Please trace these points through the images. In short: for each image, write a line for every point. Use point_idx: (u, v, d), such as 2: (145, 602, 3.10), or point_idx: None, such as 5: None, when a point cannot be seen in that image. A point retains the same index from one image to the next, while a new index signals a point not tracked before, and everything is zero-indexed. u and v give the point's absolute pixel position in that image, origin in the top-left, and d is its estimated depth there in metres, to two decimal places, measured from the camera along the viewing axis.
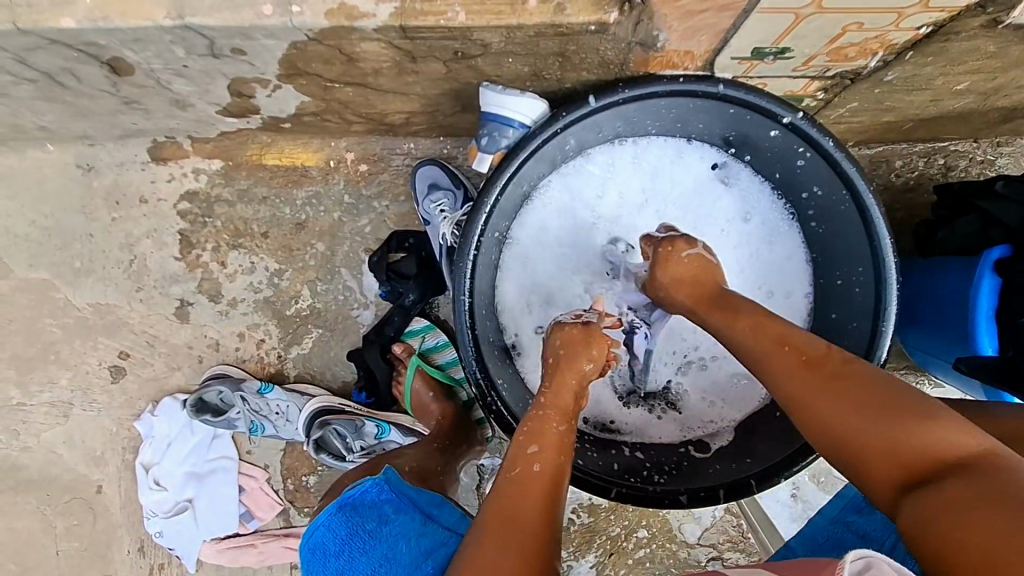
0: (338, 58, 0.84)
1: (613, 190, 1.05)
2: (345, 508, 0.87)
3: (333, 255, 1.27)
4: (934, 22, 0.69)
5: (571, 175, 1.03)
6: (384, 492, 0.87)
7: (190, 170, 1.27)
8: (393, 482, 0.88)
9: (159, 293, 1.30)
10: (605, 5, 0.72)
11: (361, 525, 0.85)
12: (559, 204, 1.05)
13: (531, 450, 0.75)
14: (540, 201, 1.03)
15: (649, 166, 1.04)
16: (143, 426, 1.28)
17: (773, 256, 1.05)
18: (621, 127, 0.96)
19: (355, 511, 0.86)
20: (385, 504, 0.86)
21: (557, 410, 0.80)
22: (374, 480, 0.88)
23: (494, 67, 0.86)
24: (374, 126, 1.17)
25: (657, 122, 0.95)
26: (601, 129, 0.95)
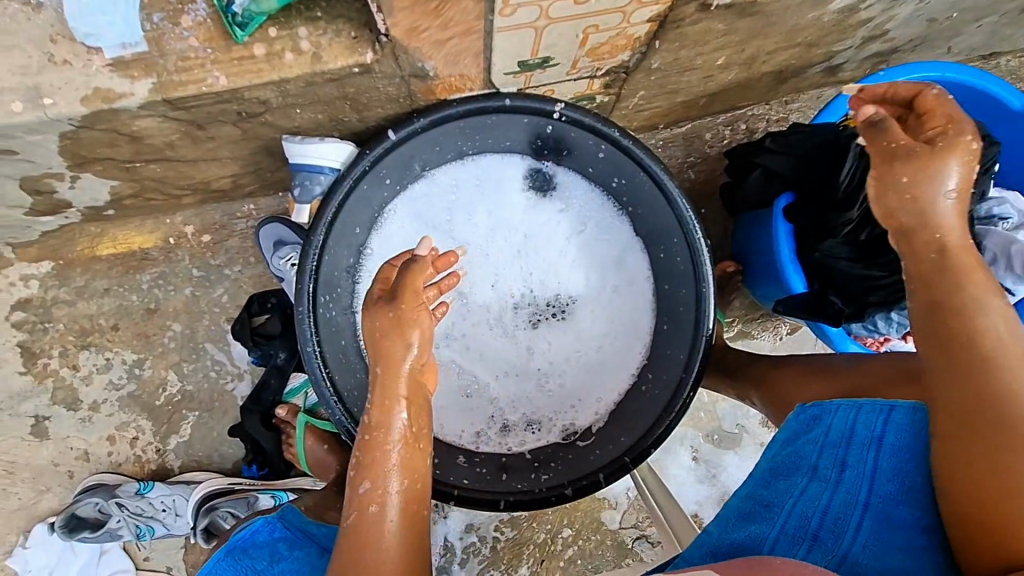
0: (121, 139, 0.82)
1: (454, 212, 1.08)
2: (232, 552, 0.92)
3: (194, 333, 1.23)
4: (658, 13, 0.77)
5: (410, 203, 1.06)
6: (276, 529, 0.93)
7: (17, 278, 1.19)
8: (287, 520, 0.95)
9: (8, 414, 1.21)
10: (359, 47, 0.74)
11: (252, 564, 0.91)
12: (403, 234, 1.07)
13: (365, 489, 0.77)
14: (379, 237, 1.05)
15: (482, 185, 1.08)
16: (16, 562, 1.18)
17: (613, 251, 1.09)
18: (435, 154, 1.00)
19: (244, 553, 0.92)
20: (276, 542, 0.92)
21: (400, 440, 0.78)
22: (266, 520, 0.94)
23: (287, 119, 0.87)
24: (204, 196, 1.14)
25: (468, 142, 1.00)
26: (416, 159, 0.99)
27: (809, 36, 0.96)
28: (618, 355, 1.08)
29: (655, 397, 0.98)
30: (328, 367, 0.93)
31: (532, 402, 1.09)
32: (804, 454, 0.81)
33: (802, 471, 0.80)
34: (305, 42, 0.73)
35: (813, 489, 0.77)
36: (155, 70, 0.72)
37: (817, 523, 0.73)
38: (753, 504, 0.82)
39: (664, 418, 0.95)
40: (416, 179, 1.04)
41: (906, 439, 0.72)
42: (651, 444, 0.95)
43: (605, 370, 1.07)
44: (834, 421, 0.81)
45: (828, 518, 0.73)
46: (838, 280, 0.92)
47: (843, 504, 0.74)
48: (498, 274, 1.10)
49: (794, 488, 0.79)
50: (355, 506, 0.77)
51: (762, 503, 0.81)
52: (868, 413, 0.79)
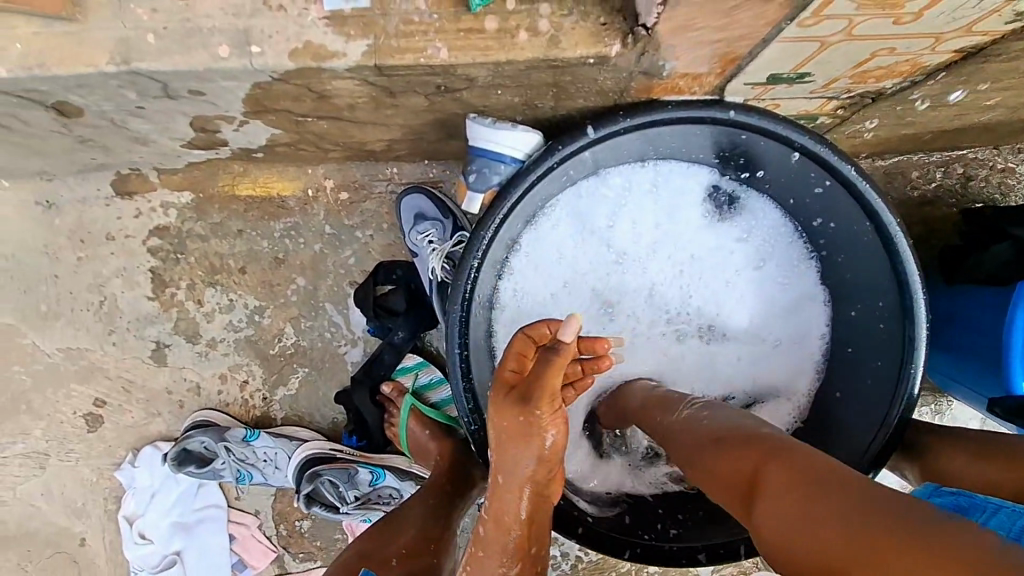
0: (308, 95, 0.76)
1: (620, 217, 0.96)
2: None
3: (317, 290, 1.19)
4: (973, 45, 0.62)
5: (576, 201, 0.94)
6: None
7: (158, 204, 1.19)
8: None
9: (133, 335, 1.22)
10: (605, 36, 0.63)
11: None
12: (556, 234, 0.96)
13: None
14: (535, 232, 0.94)
15: (658, 194, 0.96)
16: (123, 477, 1.21)
17: (784, 296, 0.98)
18: (623, 155, 0.88)
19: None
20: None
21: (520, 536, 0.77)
22: None
23: (481, 98, 0.77)
24: (354, 153, 1.08)
25: (662, 148, 0.88)
26: (603, 158, 0.87)
27: None
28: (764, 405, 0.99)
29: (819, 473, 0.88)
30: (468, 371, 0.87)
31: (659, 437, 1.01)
32: None
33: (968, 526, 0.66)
34: (544, 23, 0.63)
35: None
36: (373, 32, 0.64)
37: None
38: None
39: None
40: (591, 176, 0.91)
41: None
42: None
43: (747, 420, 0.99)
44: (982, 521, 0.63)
45: None
46: None
47: None
48: (652, 294, 1.00)
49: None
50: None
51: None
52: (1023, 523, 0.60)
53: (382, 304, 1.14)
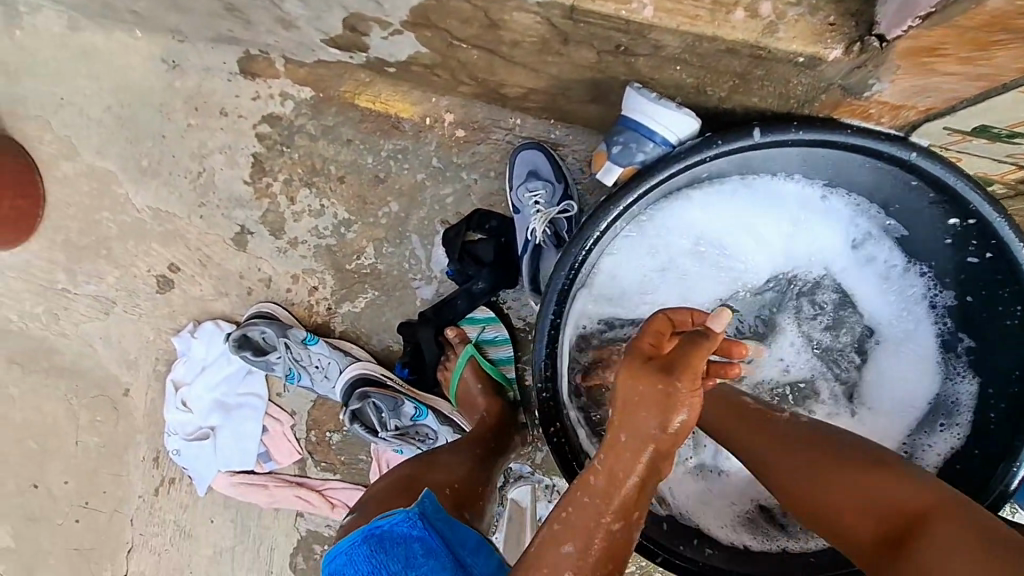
0: (479, 20, 0.73)
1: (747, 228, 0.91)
2: (370, 540, 0.71)
3: (406, 219, 1.18)
4: None
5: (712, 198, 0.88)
6: (416, 528, 0.72)
7: (277, 93, 1.18)
8: (428, 515, 0.73)
9: (221, 213, 1.24)
10: (829, 38, 0.59)
11: (385, 564, 0.70)
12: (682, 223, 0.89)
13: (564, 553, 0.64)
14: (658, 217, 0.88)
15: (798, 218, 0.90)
16: (180, 344, 1.25)
17: (896, 364, 0.91)
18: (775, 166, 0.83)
19: (380, 547, 0.71)
20: (417, 544, 0.71)
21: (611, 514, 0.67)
22: (406, 512, 0.73)
23: (654, 70, 0.73)
24: (484, 92, 1.05)
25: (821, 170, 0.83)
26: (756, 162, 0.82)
27: None
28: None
29: None
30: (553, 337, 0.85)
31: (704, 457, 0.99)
32: None
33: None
34: (767, 6, 0.59)
35: None
36: None
37: None
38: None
39: None
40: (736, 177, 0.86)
41: None
42: None
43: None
44: None
45: None
46: None
47: None
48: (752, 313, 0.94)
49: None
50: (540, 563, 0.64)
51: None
52: None
53: (468, 251, 1.13)
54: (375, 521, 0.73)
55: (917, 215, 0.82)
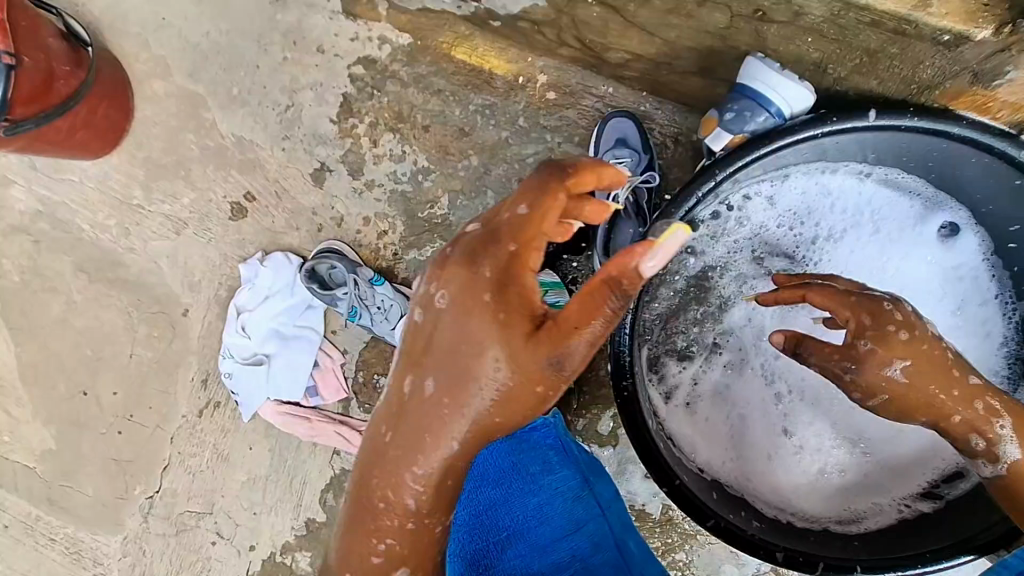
0: None
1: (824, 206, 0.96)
2: (515, 442, 0.94)
3: (485, 174, 1.21)
4: None
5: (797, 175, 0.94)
6: (550, 435, 0.96)
7: (376, 36, 1.21)
8: (557, 428, 0.97)
9: (303, 148, 1.27)
10: (979, 17, 0.62)
11: (528, 463, 0.92)
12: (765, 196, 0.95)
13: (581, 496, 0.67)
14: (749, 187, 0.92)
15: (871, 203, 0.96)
16: (248, 270, 1.28)
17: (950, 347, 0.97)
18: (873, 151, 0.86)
19: (520, 449, 0.94)
20: (549, 450, 0.94)
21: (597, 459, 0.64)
22: (542, 421, 0.96)
23: (781, 40, 0.75)
24: (584, 57, 1.07)
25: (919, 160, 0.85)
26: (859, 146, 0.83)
27: None
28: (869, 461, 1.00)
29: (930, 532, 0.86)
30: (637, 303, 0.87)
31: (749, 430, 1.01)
32: None
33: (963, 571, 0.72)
34: None
35: None
36: None
37: None
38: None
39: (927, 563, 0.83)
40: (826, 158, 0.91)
41: None
42: None
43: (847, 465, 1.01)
44: None
45: None
46: None
47: None
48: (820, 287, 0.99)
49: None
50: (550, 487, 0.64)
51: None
52: None
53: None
54: (521, 428, 0.97)
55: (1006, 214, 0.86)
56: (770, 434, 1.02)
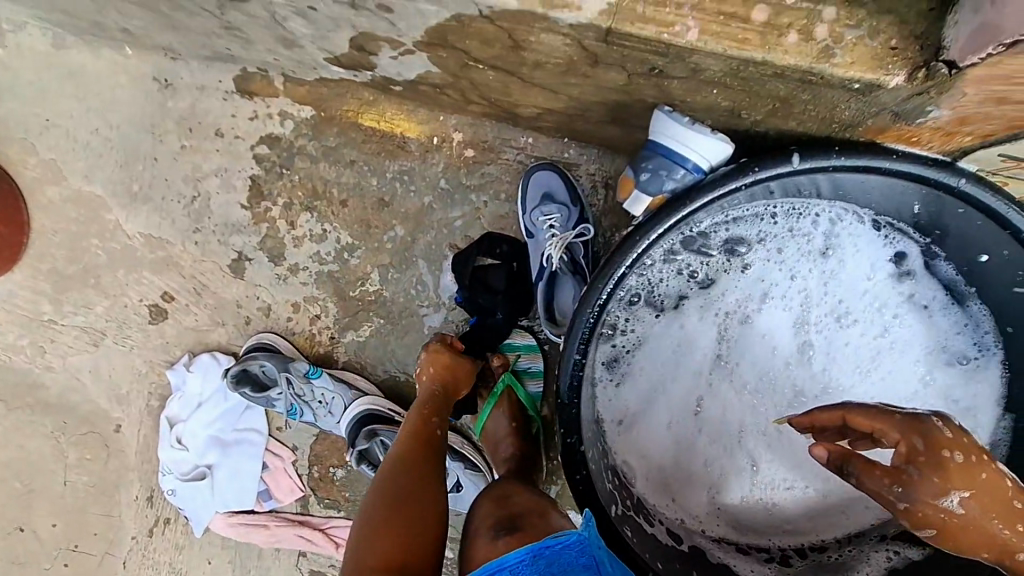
0: (501, 42, 0.67)
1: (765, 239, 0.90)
2: (540, 560, 0.67)
3: (413, 243, 1.13)
4: None
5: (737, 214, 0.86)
6: (584, 555, 0.69)
7: (276, 112, 1.12)
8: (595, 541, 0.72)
9: (216, 239, 1.17)
10: (890, 62, 0.54)
11: None
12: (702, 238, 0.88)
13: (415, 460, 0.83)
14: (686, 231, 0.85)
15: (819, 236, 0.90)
16: (175, 377, 1.18)
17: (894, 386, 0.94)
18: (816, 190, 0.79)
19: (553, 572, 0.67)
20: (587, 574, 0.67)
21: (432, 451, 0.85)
22: (579, 536, 0.71)
23: (687, 93, 0.68)
24: (495, 112, 1.00)
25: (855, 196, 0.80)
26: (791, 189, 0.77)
27: None
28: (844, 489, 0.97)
29: None
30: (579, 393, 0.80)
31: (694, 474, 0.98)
32: None
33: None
34: (822, 27, 0.54)
35: None
36: None
37: None
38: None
39: None
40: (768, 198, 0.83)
41: None
42: None
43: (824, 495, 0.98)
44: None
45: None
46: None
47: None
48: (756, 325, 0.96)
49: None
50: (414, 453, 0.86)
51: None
52: None
53: (479, 276, 1.09)
54: (543, 540, 0.70)
55: (964, 243, 0.79)
56: (737, 477, 0.99)
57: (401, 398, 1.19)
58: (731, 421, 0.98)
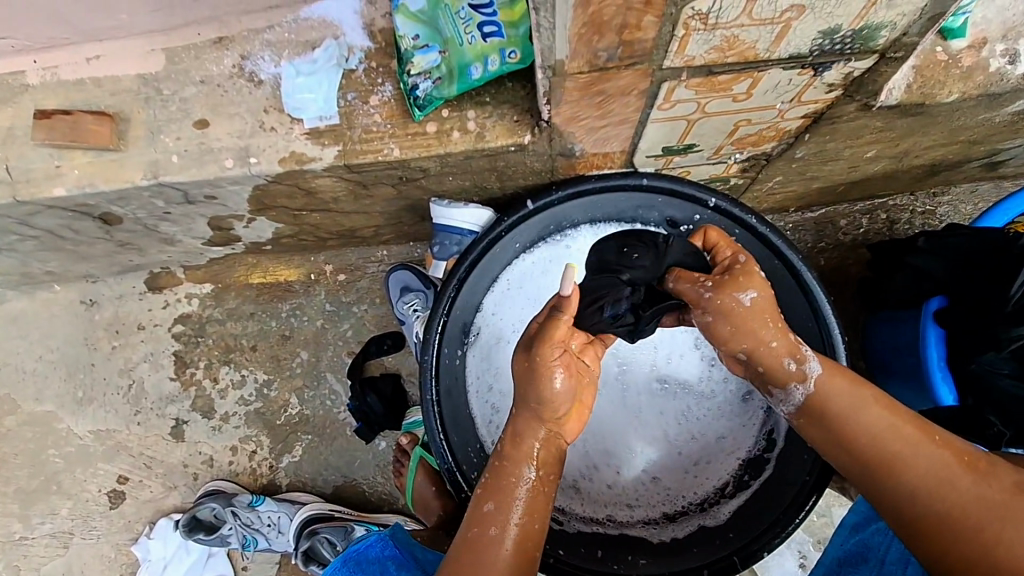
0: (298, 192, 0.94)
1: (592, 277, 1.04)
2: (349, 561, 1.03)
3: (318, 362, 1.33)
4: (814, 110, 0.77)
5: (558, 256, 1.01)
6: (388, 547, 1.02)
7: (183, 296, 1.36)
8: (395, 539, 1.04)
9: (155, 414, 1.36)
10: (519, 129, 0.81)
11: None
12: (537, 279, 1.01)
13: (487, 508, 0.76)
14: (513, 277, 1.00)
15: None
16: (140, 550, 1.31)
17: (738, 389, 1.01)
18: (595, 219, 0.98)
19: (358, 566, 1.01)
20: (387, 560, 1.00)
21: (528, 509, 0.77)
22: (378, 536, 1.04)
23: (438, 185, 0.95)
24: (348, 240, 1.26)
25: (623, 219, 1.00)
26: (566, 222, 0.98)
27: (973, 135, 0.92)
28: (707, 461, 1.02)
29: (772, 496, 0.96)
30: (440, 402, 0.98)
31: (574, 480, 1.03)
32: (873, 547, 0.88)
33: (870, 564, 0.88)
34: (472, 123, 0.81)
35: None
36: (343, 140, 0.83)
37: None
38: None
39: (784, 525, 0.93)
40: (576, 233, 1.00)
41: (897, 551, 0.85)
42: (763, 546, 0.93)
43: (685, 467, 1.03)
44: (885, 554, 0.86)
45: None
46: (995, 398, 0.87)
47: None
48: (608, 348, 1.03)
49: None
50: (473, 522, 0.76)
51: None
52: (880, 533, 0.88)
53: (369, 383, 1.30)
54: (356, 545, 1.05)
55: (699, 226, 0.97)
56: (610, 452, 1.04)
57: (346, 499, 1.33)
58: (606, 433, 1.04)
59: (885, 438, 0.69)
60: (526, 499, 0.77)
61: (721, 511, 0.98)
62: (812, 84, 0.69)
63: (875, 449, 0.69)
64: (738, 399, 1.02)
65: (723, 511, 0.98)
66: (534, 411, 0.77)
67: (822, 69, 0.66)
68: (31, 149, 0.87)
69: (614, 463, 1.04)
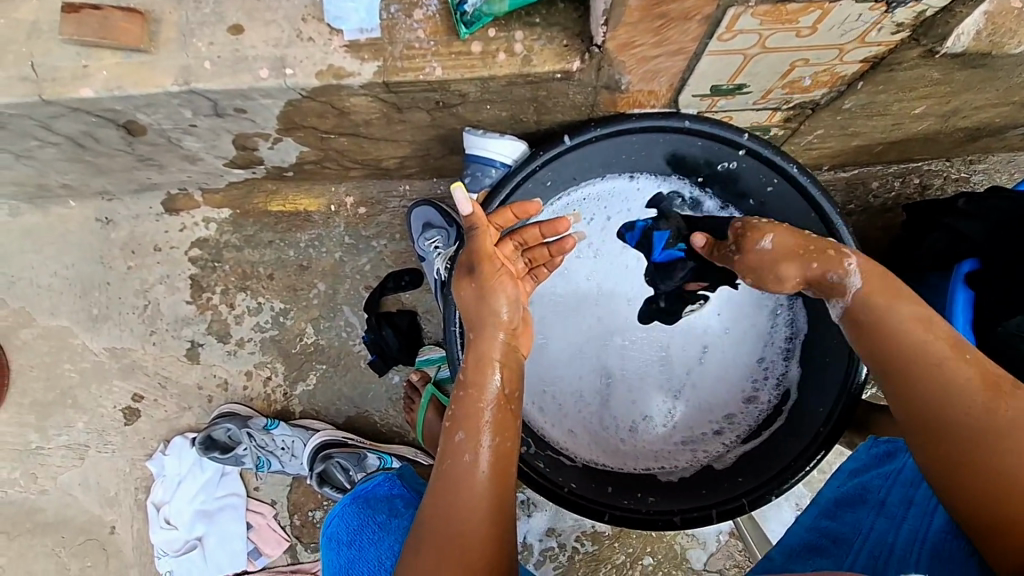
0: (331, 112, 0.91)
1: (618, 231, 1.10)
2: (357, 498, 1.06)
3: (336, 293, 1.33)
4: (875, 54, 0.75)
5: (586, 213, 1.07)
6: (395, 487, 1.07)
7: (200, 219, 1.35)
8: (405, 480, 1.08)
9: (171, 335, 1.36)
10: (568, 54, 0.78)
11: (373, 516, 1.03)
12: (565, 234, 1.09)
13: (458, 438, 0.76)
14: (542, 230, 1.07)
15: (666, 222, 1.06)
16: (155, 465, 1.34)
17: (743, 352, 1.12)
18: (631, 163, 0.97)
19: (365, 503, 1.05)
20: (395, 498, 1.05)
21: (499, 424, 0.78)
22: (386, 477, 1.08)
23: (474, 114, 0.92)
24: (371, 171, 1.24)
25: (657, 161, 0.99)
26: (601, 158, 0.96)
27: None
28: (713, 417, 1.11)
29: (780, 448, 0.99)
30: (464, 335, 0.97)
31: (587, 424, 1.10)
32: (874, 491, 0.90)
33: (869, 504, 0.89)
34: (519, 45, 0.79)
35: (881, 525, 0.85)
36: (383, 56, 0.80)
37: (887, 556, 0.79)
38: (821, 536, 0.89)
39: (793, 471, 0.93)
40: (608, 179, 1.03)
41: (899, 497, 0.87)
42: (772, 491, 0.94)
43: (691, 420, 1.11)
44: (886, 496, 0.88)
45: (894, 553, 0.79)
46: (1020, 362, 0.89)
47: (907, 541, 0.80)
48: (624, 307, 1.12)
49: (864, 520, 0.88)
50: (446, 456, 0.76)
51: (831, 536, 0.88)
52: (881, 482, 0.91)
53: (386, 317, 1.30)
54: (360, 485, 1.08)
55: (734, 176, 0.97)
56: (627, 402, 1.12)
57: (358, 428, 1.36)
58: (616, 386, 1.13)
59: (931, 360, 0.70)
60: (494, 418, 0.78)
61: (728, 457, 1.06)
62: (879, 23, 0.67)
63: (900, 361, 0.72)
64: (746, 359, 1.11)
65: (729, 457, 1.06)
66: (489, 331, 0.80)
67: (894, 6, 0.63)
68: (57, 46, 0.84)
69: (625, 413, 1.12)
